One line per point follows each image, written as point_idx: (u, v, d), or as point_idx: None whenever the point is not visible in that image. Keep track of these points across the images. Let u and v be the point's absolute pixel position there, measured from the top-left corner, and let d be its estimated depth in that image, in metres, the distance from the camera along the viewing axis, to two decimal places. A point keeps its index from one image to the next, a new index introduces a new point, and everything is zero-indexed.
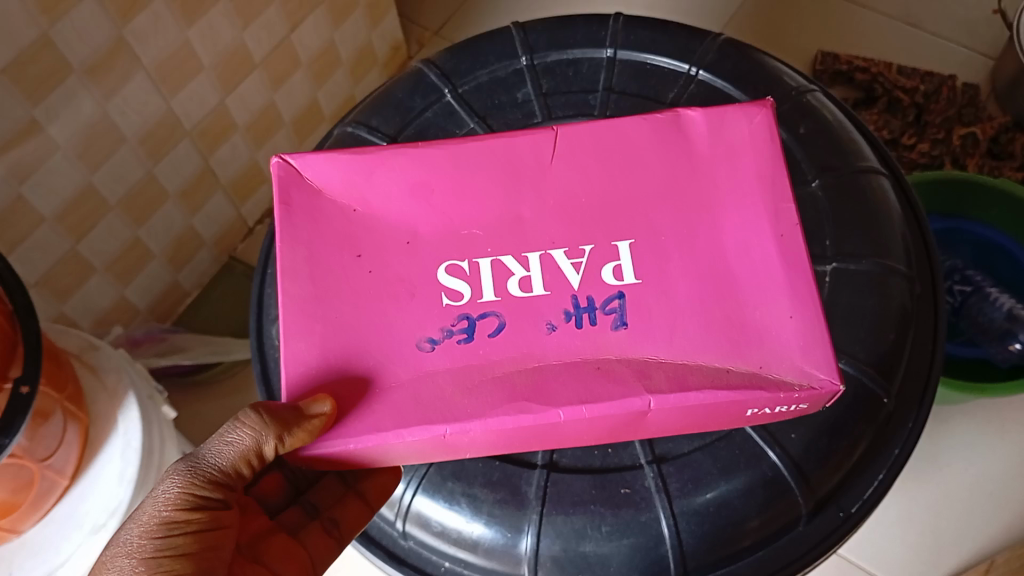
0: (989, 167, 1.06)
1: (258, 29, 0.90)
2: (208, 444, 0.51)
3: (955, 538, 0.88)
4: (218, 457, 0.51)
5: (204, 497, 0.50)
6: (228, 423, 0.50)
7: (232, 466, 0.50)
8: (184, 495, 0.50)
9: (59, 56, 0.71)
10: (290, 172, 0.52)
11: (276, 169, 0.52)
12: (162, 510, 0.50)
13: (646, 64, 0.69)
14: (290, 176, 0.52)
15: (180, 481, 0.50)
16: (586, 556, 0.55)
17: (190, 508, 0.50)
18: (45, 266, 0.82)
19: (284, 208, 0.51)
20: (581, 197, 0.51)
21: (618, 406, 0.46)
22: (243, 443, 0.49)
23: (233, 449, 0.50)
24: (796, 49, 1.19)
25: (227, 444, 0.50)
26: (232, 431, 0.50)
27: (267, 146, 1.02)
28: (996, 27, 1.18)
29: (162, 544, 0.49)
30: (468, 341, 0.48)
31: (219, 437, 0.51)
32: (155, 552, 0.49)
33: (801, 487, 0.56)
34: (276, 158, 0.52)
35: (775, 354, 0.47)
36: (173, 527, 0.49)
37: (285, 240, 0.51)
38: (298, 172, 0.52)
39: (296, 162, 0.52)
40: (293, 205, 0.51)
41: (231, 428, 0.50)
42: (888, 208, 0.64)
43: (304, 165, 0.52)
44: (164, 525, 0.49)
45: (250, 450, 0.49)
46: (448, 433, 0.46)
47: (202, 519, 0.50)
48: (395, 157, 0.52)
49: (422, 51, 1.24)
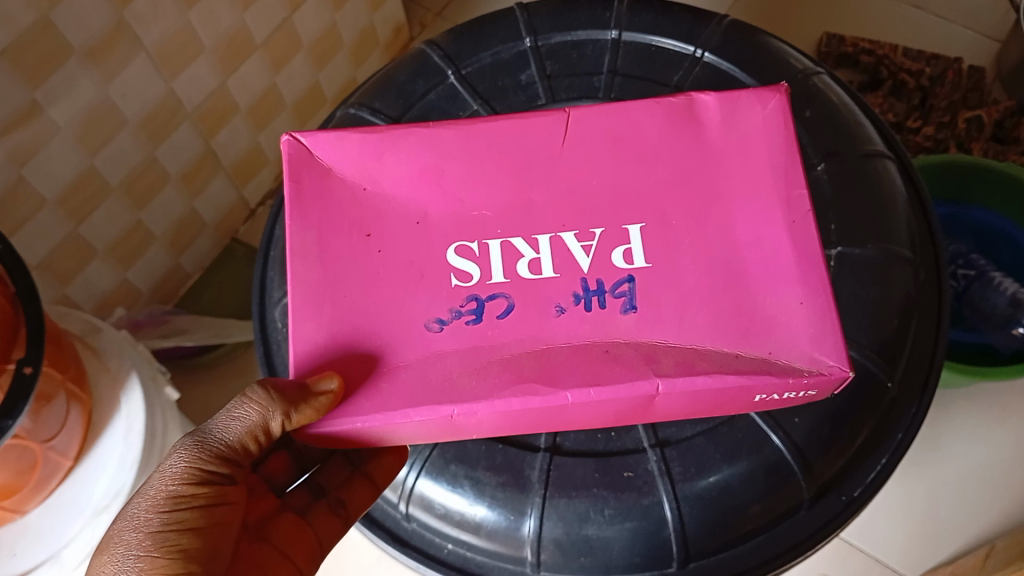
0: (993, 152, 1.05)
1: (258, 11, 0.89)
2: (214, 420, 0.51)
3: (953, 523, 0.89)
4: (224, 432, 0.51)
5: (210, 473, 0.51)
6: (236, 400, 0.50)
7: (239, 441, 0.51)
8: (191, 470, 0.50)
9: (60, 39, 0.70)
10: (300, 150, 0.52)
11: (286, 147, 0.52)
12: (168, 484, 0.50)
13: (651, 47, 0.68)
14: (300, 155, 0.52)
15: (187, 456, 0.51)
16: (589, 540, 0.55)
17: (196, 483, 0.50)
18: (46, 249, 0.81)
19: (294, 186, 0.51)
20: (591, 180, 0.51)
21: (625, 390, 0.46)
22: (250, 418, 0.49)
23: (240, 425, 0.50)
24: (801, 31, 1.18)
25: (234, 419, 0.50)
26: (239, 407, 0.50)
27: (268, 129, 1.01)
28: (1003, 10, 1.17)
29: (168, 519, 0.49)
30: (476, 323, 0.48)
31: (226, 413, 0.51)
32: (161, 526, 0.49)
33: (804, 473, 0.56)
34: (287, 136, 0.52)
35: (785, 339, 0.47)
36: (179, 501, 0.50)
37: (294, 218, 0.50)
38: (308, 150, 0.52)
39: (307, 141, 0.52)
40: (303, 184, 0.51)
41: (238, 404, 0.50)
42: (894, 193, 0.64)
43: (314, 144, 0.52)
44: (170, 499, 0.50)
45: (257, 426, 0.49)
46: (456, 415, 0.46)
47: (208, 494, 0.50)
48: (406, 136, 0.52)
49: (424, 33, 1.22)
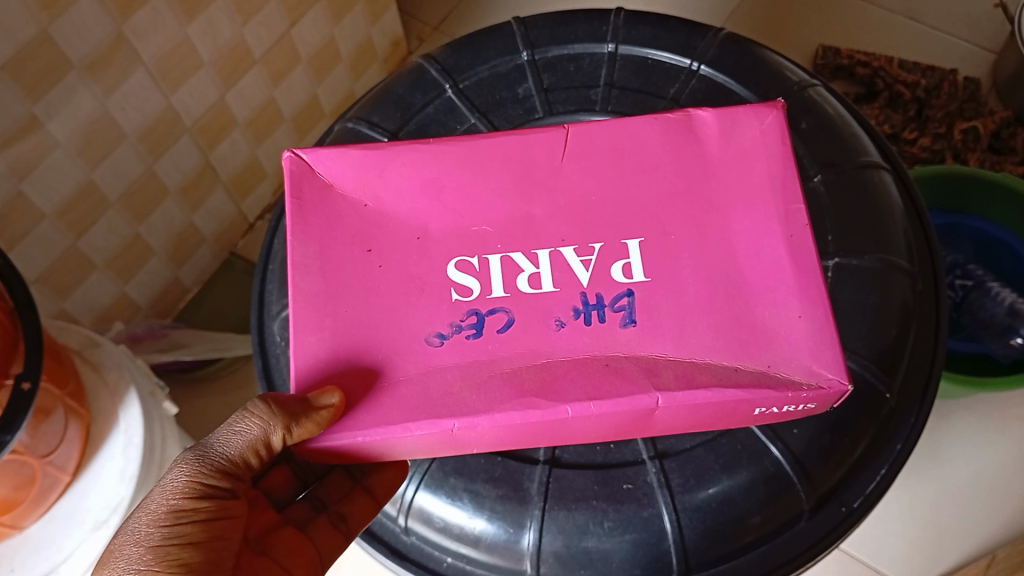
0: (990, 162, 1.05)
1: (257, 26, 0.89)
2: (215, 434, 0.51)
3: (955, 533, 0.88)
4: (226, 447, 0.50)
5: (211, 487, 0.50)
6: (237, 413, 0.50)
7: (240, 455, 0.50)
8: (192, 484, 0.50)
9: (60, 53, 0.71)
10: (301, 166, 0.52)
11: (287, 164, 0.52)
12: (170, 498, 0.50)
13: (647, 60, 0.68)
14: (302, 171, 0.52)
15: (188, 470, 0.50)
16: (589, 552, 0.55)
17: (197, 497, 0.50)
18: (45, 262, 0.81)
19: (295, 202, 0.51)
20: (591, 194, 0.51)
21: (626, 403, 0.46)
22: (251, 433, 0.49)
23: (241, 439, 0.50)
24: (796, 43, 1.19)
25: (236, 434, 0.50)
26: (240, 421, 0.50)
27: (267, 143, 1.02)
28: (997, 21, 1.17)
29: (169, 533, 0.49)
30: (476, 337, 0.48)
31: (228, 427, 0.50)
32: (162, 541, 0.49)
33: (803, 483, 0.56)
34: (287, 152, 0.52)
35: (785, 353, 0.47)
36: (180, 515, 0.49)
37: (295, 233, 0.50)
38: (310, 166, 0.52)
39: (308, 157, 0.52)
40: (304, 200, 0.51)
41: (240, 419, 0.49)
42: (892, 204, 0.64)
43: (315, 160, 0.52)
44: (171, 513, 0.49)
45: (258, 440, 0.49)
46: (456, 429, 0.46)
47: (209, 508, 0.50)
48: (406, 152, 0.52)
49: (421, 47, 1.23)
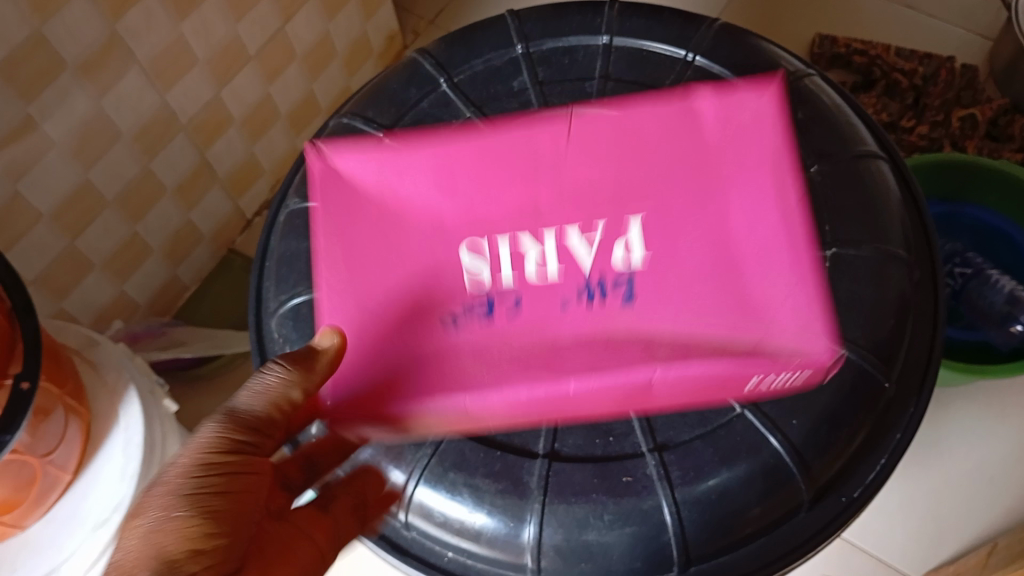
0: (988, 149, 1.05)
1: (251, 22, 0.89)
2: (242, 391, 0.50)
3: (956, 522, 0.89)
4: (253, 400, 0.49)
5: (240, 440, 0.48)
6: (266, 366, 0.49)
7: (269, 408, 0.49)
8: (220, 436, 0.48)
9: (51, 53, 0.70)
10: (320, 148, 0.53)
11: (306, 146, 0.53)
12: (197, 450, 0.47)
13: (642, 51, 0.68)
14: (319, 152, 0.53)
15: (216, 424, 0.48)
16: (589, 546, 0.55)
17: (226, 448, 0.48)
18: (43, 264, 0.81)
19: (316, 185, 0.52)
20: (590, 167, 0.51)
21: (622, 377, 0.45)
22: (284, 382, 0.48)
23: (270, 391, 0.49)
24: (792, 33, 1.18)
25: (265, 386, 0.49)
26: (269, 373, 0.49)
27: (263, 140, 1.02)
28: (994, 9, 1.17)
29: (197, 483, 0.46)
30: (488, 319, 0.49)
31: (256, 381, 0.49)
32: (190, 491, 0.46)
33: (802, 475, 0.56)
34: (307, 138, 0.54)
35: (771, 327, 0.47)
36: (208, 466, 0.47)
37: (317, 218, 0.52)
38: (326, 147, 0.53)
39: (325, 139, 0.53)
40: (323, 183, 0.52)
41: (269, 371, 0.49)
42: (887, 192, 0.64)
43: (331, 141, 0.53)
44: (199, 464, 0.47)
45: (285, 395, 0.49)
46: (468, 405, 0.47)
47: (237, 461, 0.48)
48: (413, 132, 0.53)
49: (417, 41, 1.23)
